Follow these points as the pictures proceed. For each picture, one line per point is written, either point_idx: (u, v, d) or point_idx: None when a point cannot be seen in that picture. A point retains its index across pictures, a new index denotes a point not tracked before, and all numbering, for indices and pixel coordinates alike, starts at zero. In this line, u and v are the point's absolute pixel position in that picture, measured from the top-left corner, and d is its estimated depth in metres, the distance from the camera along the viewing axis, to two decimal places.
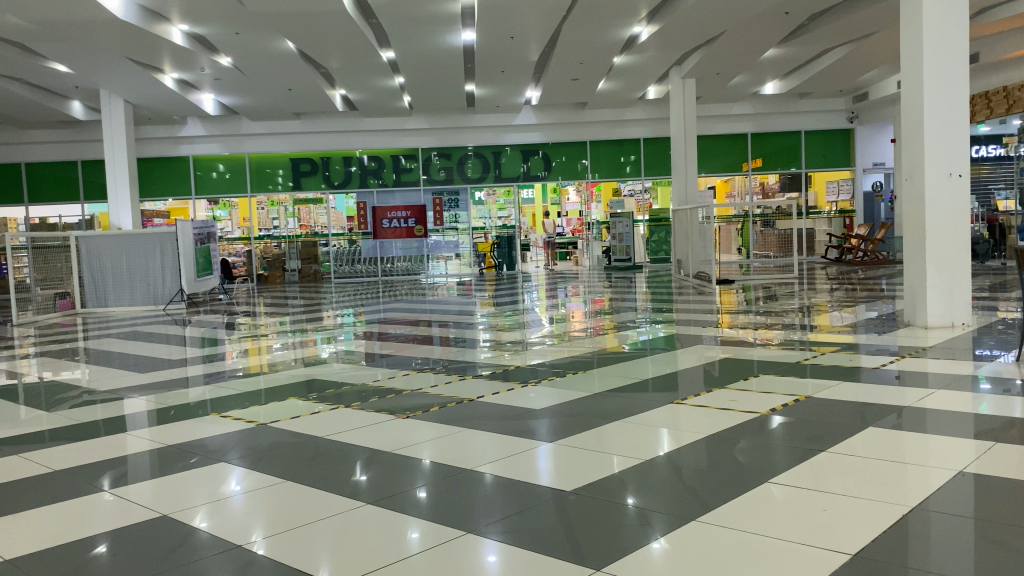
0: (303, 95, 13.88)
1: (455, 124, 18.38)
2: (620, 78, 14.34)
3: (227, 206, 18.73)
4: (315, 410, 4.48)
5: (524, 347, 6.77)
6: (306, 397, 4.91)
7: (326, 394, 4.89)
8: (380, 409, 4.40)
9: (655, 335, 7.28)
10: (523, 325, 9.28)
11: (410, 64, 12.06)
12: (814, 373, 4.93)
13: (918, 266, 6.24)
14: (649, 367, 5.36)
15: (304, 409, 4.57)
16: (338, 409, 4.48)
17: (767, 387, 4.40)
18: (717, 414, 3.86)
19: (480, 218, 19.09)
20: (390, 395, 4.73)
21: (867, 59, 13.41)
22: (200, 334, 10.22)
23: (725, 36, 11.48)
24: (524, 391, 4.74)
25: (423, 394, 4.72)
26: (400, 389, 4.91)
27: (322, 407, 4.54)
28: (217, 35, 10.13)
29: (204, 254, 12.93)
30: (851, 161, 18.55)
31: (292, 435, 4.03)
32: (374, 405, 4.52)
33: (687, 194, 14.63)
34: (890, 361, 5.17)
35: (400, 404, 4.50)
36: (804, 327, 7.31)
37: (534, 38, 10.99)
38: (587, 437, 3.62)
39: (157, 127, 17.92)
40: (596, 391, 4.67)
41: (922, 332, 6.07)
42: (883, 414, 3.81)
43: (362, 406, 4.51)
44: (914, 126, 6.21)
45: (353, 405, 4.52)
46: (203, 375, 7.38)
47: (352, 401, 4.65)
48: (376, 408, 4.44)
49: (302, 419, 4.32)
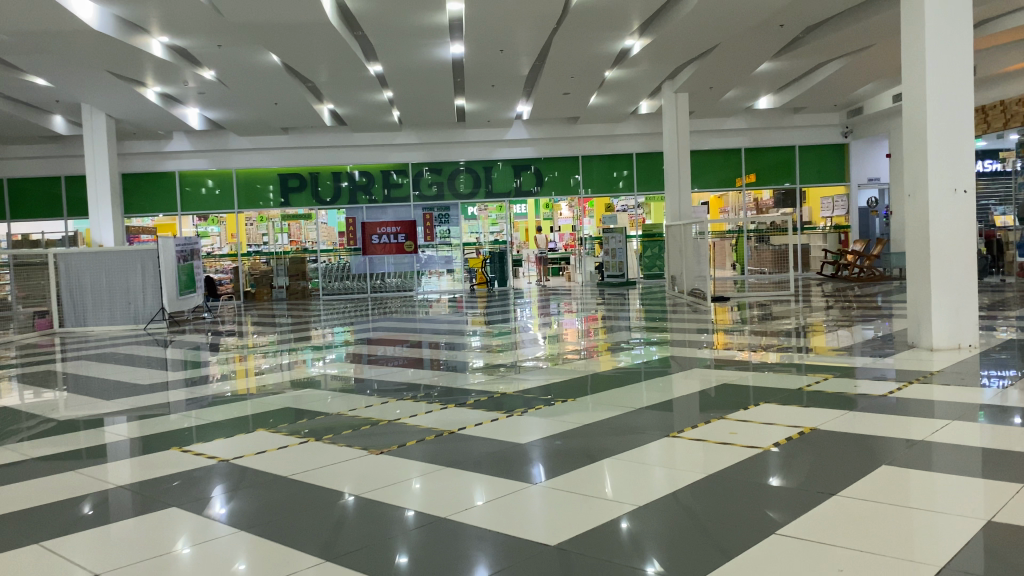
0: (289, 110, 13.65)
1: (445, 139, 18.17)
2: (612, 93, 14.18)
3: (216, 222, 18.44)
4: (285, 445, 4.19)
5: (514, 371, 6.47)
6: (277, 429, 4.61)
7: (298, 426, 4.59)
8: (354, 444, 4.11)
9: (649, 356, 7.00)
10: (514, 345, 8.96)
11: (397, 78, 11.81)
12: (818, 400, 4.64)
13: (922, 286, 6.00)
14: (644, 394, 5.07)
15: (272, 442, 4.28)
16: (308, 443, 4.20)
17: (770, 418, 4.11)
18: (715, 450, 3.59)
19: (471, 234, 18.82)
20: (367, 427, 4.44)
21: (862, 72, 13.24)
22: (182, 355, 9.90)
23: (719, 49, 11.29)
24: (510, 422, 4.45)
25: (402, 425, 4.44)
26: (377, 420, 4.61)
27: (291, 441, 4.25)
28: (198, 48, 9.89)
29: (187, 272, 12.60)
30: (846, 177, 18.38)
31: (256, 472, 3.73)
32: (348, 438, 4.22)
33: (682, 210, 14.36)
34: (896, 388, 4.89)
35: (374, 438, 4.21)
36: (802, 348, 7.03)
37: (524, 51, 10.77)
38: (575, 479, 3.31)
39: (142, 142, 17.66)
40: (587, 422, 4.38)
41: (927, 355, 5.83)
42: (895, 448, 3.54)
43: (335, 439, 4.22)
44: (916, 141, 5.98)
45: (325, 439, 4.22)
46: (182, 400, 7.06)
47: (325, 434, 4.36)
48: (349, 442, 4.15)
49: (268, 455, 4.02)
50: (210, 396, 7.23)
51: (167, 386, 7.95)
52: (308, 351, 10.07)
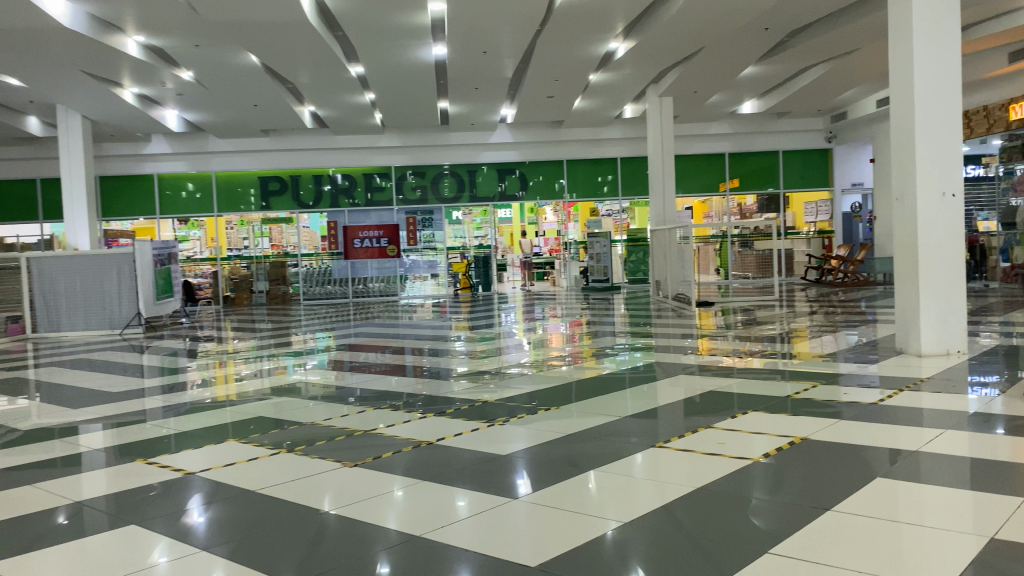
0: (270, 111, 13.46)
1: (428, 142, 18.02)
2: (596, 97, 14.10)
3: (195, 225, 18.19)
4: (255, 457, 4.02)
5: (499, 378, 6.30)
6: (248, 440, 4.43)
7: (269, 438, 4.42)
8: (327, 456, 3.95)
9: (634, 361, 6.91)
10: (499, 351, 8.78)
11: (380, 80, 11.67)
12: (809, 408, 4.51)
13: (911, 291, 5.92)
14: (630, 402, 4.92)
15: (241, 454, 4.10)
16: (280, 455, 4.04)
17: (759, 428, 3.98)
18: (702, 461, 3.46)
19: (455, 238, 18.66)
20: (341, 438, 4.28)
21: (846, 77, 13.22)
22: (158, 362, 9.66)
23: (703, 52, 11.22)
24: (492, 432, 4.29)
25: (379, 436, 4.28)
26: (353, 430, 4.45)
27: (263, 453, 4.08)
28: (176, 48, 9.71)
29: (165, 276, 12.38)
30: (830, 181, 18.39)
31: (223, 487, 3.55)
32: (321, 450, 4.06)
33: (666, 214, 14.26)
34: (886, 395, 4.78)
35: (349, 449, 4.04)
36: (784, 354, 6.97)
37: (507, 53, 10.65)
38: (557, 494, 3.17)
39: (120, 144, 17.40)
40: (570, 432, 4.24)
41: (916, 361, 5.75)
42: (889, 459, 3.41)
43: (307, 452, 4.05)
44: (904, 144, 5.90)
45: (297, 451, 4.06)
46: (158, 407, 6.89)
47: (297, 445, 4.20)
48: (323, 454, 3.99)
49: (237, 468, 3.85)
50: (185, 403, 7.03)
51: (143, 393, 7.75)
52: (289, 357, 9.90)
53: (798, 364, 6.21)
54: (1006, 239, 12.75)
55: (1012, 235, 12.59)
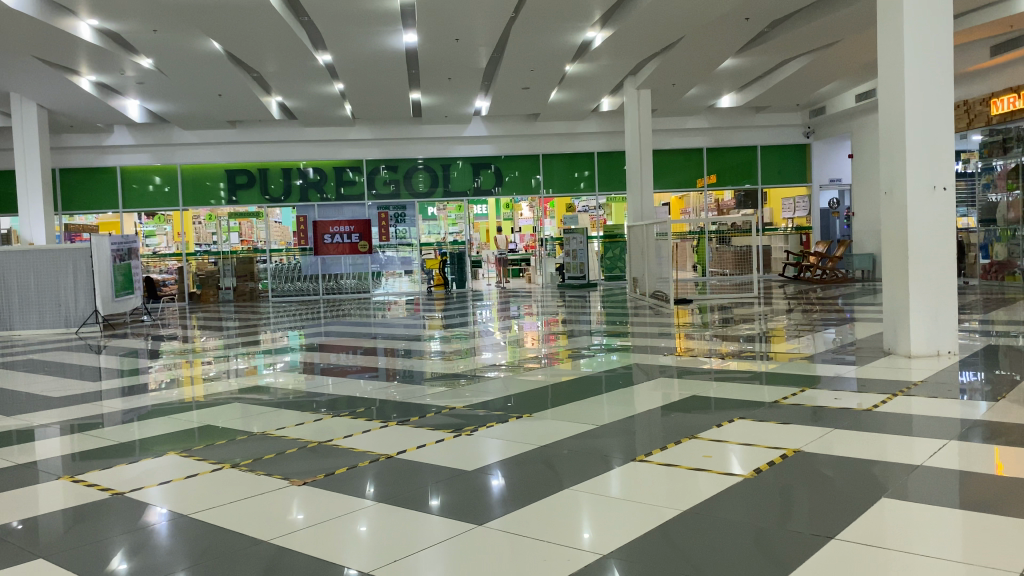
0: (234, 101, 12.98)
1: (402, 135, 17.62)
2: (572, 89, 13.78)
3: (162, 220, 17.67)
4: (192, 474, 3.65)
5: (470, 382, 5.94)
6: (188, 454, 4.04)
7: (213, 451, 4.05)
8: (272, 473, 3.59)
9: (611, 362, 6.63)
10: (473, 352, 8.39)
11: (348, 68, 11.24)
12: (799, 415, 4.19)
13: (899, 290, 5.67)
14: (608, 410, 4.57)
15: (178, 472, 3.71)
16: (222, 471, 3.68)
17: (749, 438, 3.67)
18: (686, 478, 3.14)
19: (428, 234, 18.28)
20: (291, 452, 3.93)
21: (827, 70, 12.99)
22: (117, 363, 9.21)
23: (683, 42, 10.92)
24: (460, 443, 3.94)
25: (334, 450, 3.92)
26: (306, 442, 4.10)
27: (202, 469, 3.72)
28: (132, 33, 9.25)
29: (125, 272, 11.91)
30: (808, 177, 18.25)
31: (151, 510, 3.15)
32: (267, 466, 3.70)
33: (644, 209, 13.93)
34: (881, 400, 4.47)
35: (297, 465, 3.68)
36: (760, 354, 6.72)
37: (481, 41, 10.30)
38: (525, 518, 2.83)
39: (81, 135, 16.82)
40: (544, 442, 3.89)
41: (904, 362, 5.50)
42: (894, 474, 3.11)
43: (251, 467, 3.70)
44: (894, 137, 5.65)
45: (240, 467, 3.70)
46: (116, 411, 6.49)
47: (240, 460, 3.85)
48: (267, 470, 3.63)
49: (171, 487, 3.47)
50: (137, 407, 6.62)
51: (100, 396, 7.33)
52: (259, 356, 9.52)
53: (779, 365, 5.94)
54: (986, 236, 12.68)
55: (992, 232, 12.56)
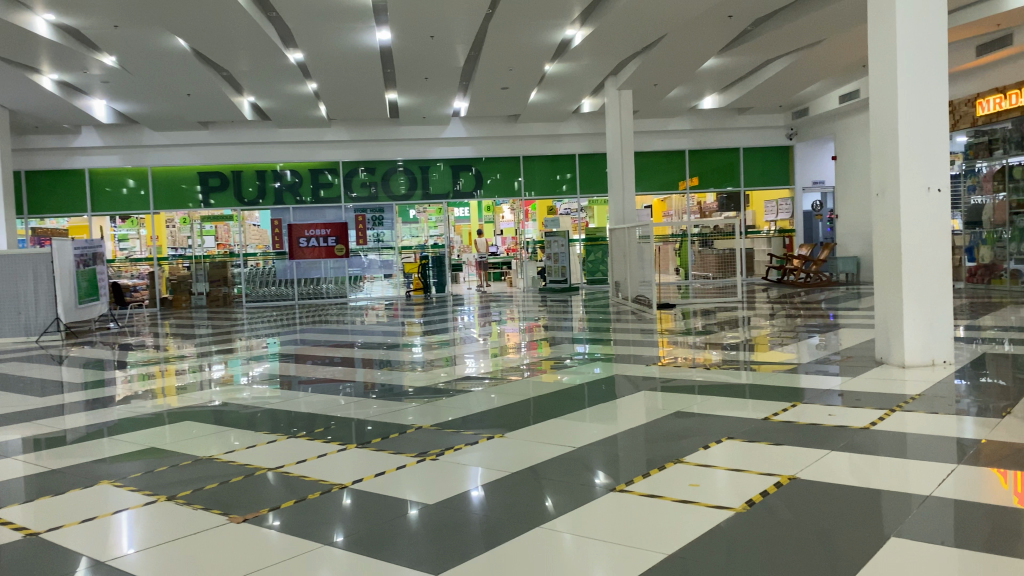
0: (204, 101, 12.60)
1: (379, 136, 17.28)
2: (553, 89, 13.50)
3: (134, 224, 17.24)
4: (122, 509, 3.30)
5: (444, 397, 5.59)
6: (124, 484, 3.69)
7: (152, 481, 3.71)
8: (212, 507, 3.25)
9: (595, 372, 6.35)
10: (453, 360, 8.05)
11: (320, 67, 10.90)
12: (792, 434, 3.88)
13: (892, 298, 5.42)
14: (587, 428, 4.25)
15: (108, 507, 3.35)
16: (157, 505, 3.33)
17: (738, 463, 3.37)
18: (672, 514, 2.83)
19: (407, 237, 17.94)
20: (239, 482, 3.59)
21: (811, 70, 12.79)
22: (80, 375, 8.82)
23: (665, 41, 10.65)
24: (427, 470, 3.62)
25: (287, 479, 3.58)
26: (255, 470, 3.77)
27: (136, 503, 3.37)
28: (93, 29, 8.87)
29: (89, 278, 11.51)
30: (791, 179, 18.06)
31: (65, 555, 2.79)
32: (207, 499, 3.36)
33: (626, 212, 13.66)
34: (878, 417, 4.18)
35: (238, 499, 3.33)
36: (743, 362, 6.49)
37: (457, 38, 9.99)
38: (489, 565, 2.49)
39: (48, 136, 16.35)
40: (516, 467, 3.57)
41: (898, 374, 5.25)
42: (903, 507, 2.82)
43: (189, 500, 3.36)
44: (887, 139, 5.39)
45: (177, 500, 3.36)
46: (76, 426, 6.15)
47: (179, 490, 3.51)
48: (206, 504, 3.29)
49: (96, 525, 3.11)
50: (95, 422, 6.25)
51: (63, 410, 6.95)
52: (235, 364, 9.23)
53: (765, 376, 5.66)
54: (971, 238, 12.53)
55: (977, 234, 12.42)
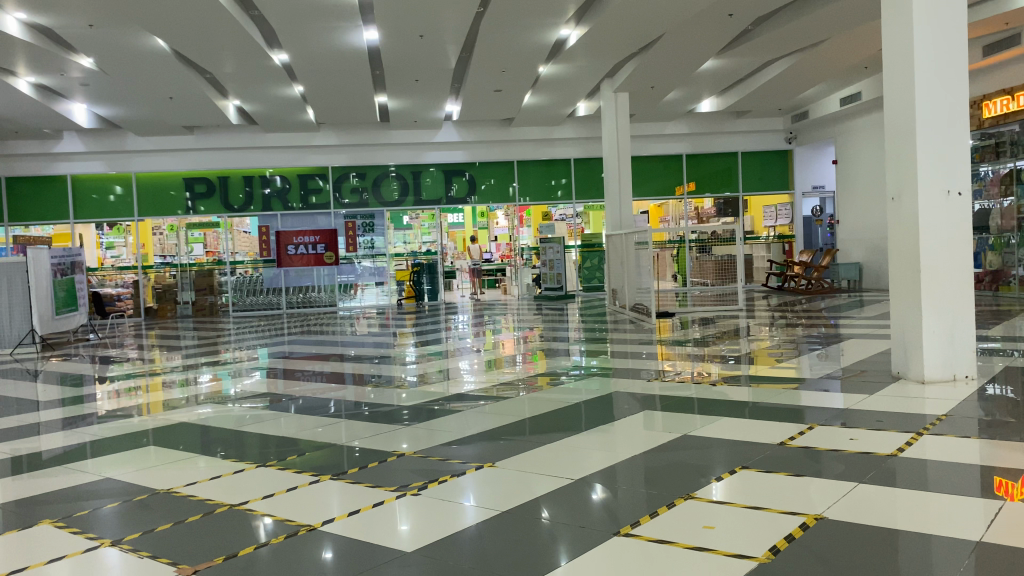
0: (188, 104, 12.20)
1: (369, 141, 16.92)
2: (547, 92, 13.16)
3: (121, 231, 16.84)
4: (57, 557, 2.90)
5: (433, 418, 5.17)
6: (64, 526, 3.29)
7: (97, 523, 3.30)
8: (159, 555, 2.85)
9: (591, 387, 6.05)
10: (446, 373, 7.63)
11: (306, 68, 10.54)
12: (811, 463, 3.50)
13: (910, 309, 5.06)
14: (585, 454, 3.88)
15: (42, 553, 2.95)
16: (97, 552, 2.93)
17: (756, 500, 2.99)
18: (684, 566, 2.45)
19: (398, 244, 17.58)
20: (195, 523, 3.19)
21: (812, 71, 12.46)
22: (56, 390, 8.45)
23: (663, 40, 10.31)
24: (407, 507, 3.23)
25: (248, 521, 3.19)
26: (215, 507, 3.39)
27: (73, 550, 2.97)
28: (66, 27, 8.49)
29: (67, 287, 11.12)
30: (790, 184, 17.73)
31: None
32: (156, 544, 2.97)
33: (623, 218, 13.27)
34: (906, 442, 3.80)
35: (191, 544, 2.94)
36: (747, 376, 6.17)
37: (448, 38, 9.64)
38: None
39: (28, 142, 15.94)
40: (506, 504, 3.18)
41: (918, 391, 4.89)
42: (956, 557, 2.42)
43: (135, 546, 2.96)
44: (903, 140, 5.06)
45: (120, 547, 2.96)
46: (43, 446, 5.78)
47: (127, 534, 3.12)
48: (154, 550, 2.90)
49: None
50: (66, 442, 5.86)
51: (38, 428, 6.59)
52: (224, 376, 8.90)
53: (772, 393, 5.29)
54: (978, 244, 12.26)
55: (984, 239, 12.14)
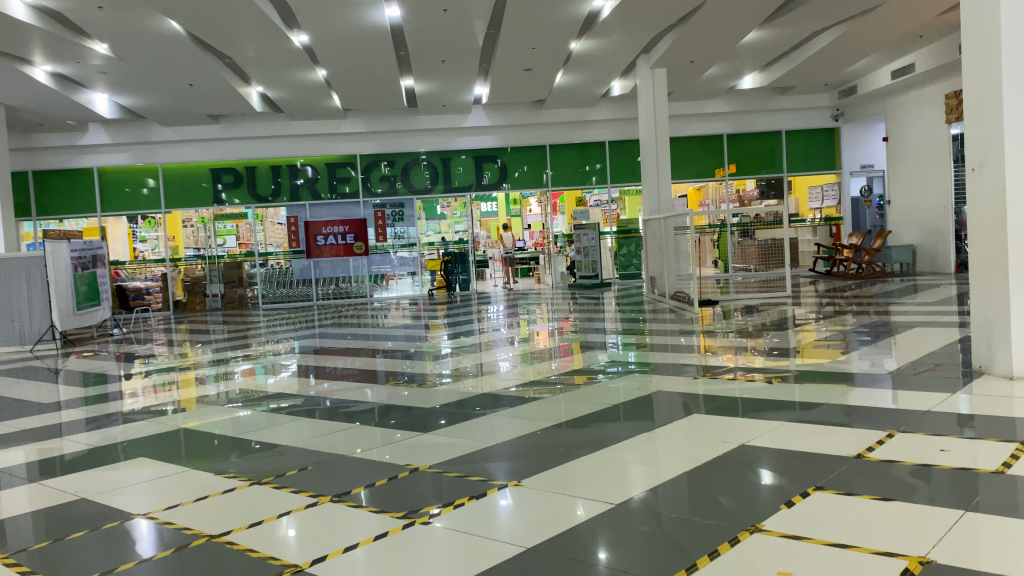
0: (208, 91, 11.87)
1: (396, 127, 16.47)
2: (579, 70, 12.61)
3: (151, 224, 16.64)
4: None
5: (463, 422, 4.73)
6: (17, 561, 2.80)
7: (58, 558, 2.80)
8: None
9: (629, 383, 5.63)
10: (482, 367, 7.20)
11: (327, 50, 10.14)
12: (899, 482, 2.94)
13: (997, 298, 4.46)
14: (626, 471, 3.36)
15: None
16: None
17: (838, 536, 2.45)
18: None
19: (430, 234, 17.19)
20: (167, 560, 2.70)
21: (861, 42, 11.73)
22: (83, 388, 8.19)
23: (703, 10, 9.68)
24: (415, 539, 2.73)
25: (231, 557, 2.69)
26: (194, 539, 2.90)
27: None
28: (74, 10, 8.15)
29: (88, 281, 11.01)
30: (838, 164, 16.94)
31: None
32: None
33: (661, 201, 12.76)
34: (1011, 455, 3.20)
35: None
36: (796, 370, 5.64)
37: (473, 13, 9.13)
38: None
39: (54, 135, 15.81)
40: (535, 536, 2.67)
41: (1007, 389, 4.28)
42: None
43: None
44: (987, 105, 4.44)
45: None
46: (54, 448, 5.44)
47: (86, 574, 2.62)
48: None
49: None
50: (83, 444, 5.53)
51: (59, 428, 6.30)
52: (260, 370, 8.61)
53: (819, 390, 4.79)
54: None
55: None
